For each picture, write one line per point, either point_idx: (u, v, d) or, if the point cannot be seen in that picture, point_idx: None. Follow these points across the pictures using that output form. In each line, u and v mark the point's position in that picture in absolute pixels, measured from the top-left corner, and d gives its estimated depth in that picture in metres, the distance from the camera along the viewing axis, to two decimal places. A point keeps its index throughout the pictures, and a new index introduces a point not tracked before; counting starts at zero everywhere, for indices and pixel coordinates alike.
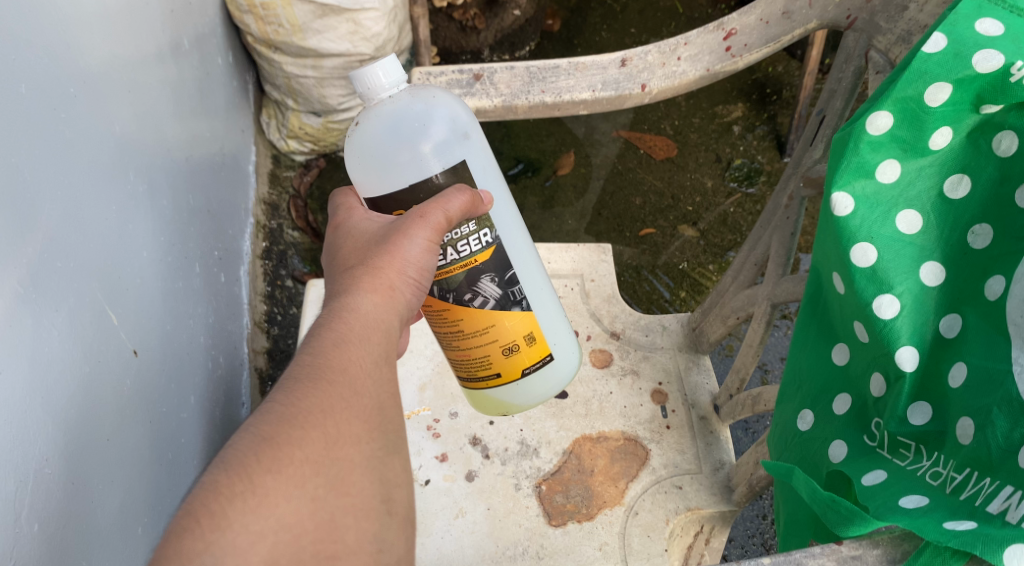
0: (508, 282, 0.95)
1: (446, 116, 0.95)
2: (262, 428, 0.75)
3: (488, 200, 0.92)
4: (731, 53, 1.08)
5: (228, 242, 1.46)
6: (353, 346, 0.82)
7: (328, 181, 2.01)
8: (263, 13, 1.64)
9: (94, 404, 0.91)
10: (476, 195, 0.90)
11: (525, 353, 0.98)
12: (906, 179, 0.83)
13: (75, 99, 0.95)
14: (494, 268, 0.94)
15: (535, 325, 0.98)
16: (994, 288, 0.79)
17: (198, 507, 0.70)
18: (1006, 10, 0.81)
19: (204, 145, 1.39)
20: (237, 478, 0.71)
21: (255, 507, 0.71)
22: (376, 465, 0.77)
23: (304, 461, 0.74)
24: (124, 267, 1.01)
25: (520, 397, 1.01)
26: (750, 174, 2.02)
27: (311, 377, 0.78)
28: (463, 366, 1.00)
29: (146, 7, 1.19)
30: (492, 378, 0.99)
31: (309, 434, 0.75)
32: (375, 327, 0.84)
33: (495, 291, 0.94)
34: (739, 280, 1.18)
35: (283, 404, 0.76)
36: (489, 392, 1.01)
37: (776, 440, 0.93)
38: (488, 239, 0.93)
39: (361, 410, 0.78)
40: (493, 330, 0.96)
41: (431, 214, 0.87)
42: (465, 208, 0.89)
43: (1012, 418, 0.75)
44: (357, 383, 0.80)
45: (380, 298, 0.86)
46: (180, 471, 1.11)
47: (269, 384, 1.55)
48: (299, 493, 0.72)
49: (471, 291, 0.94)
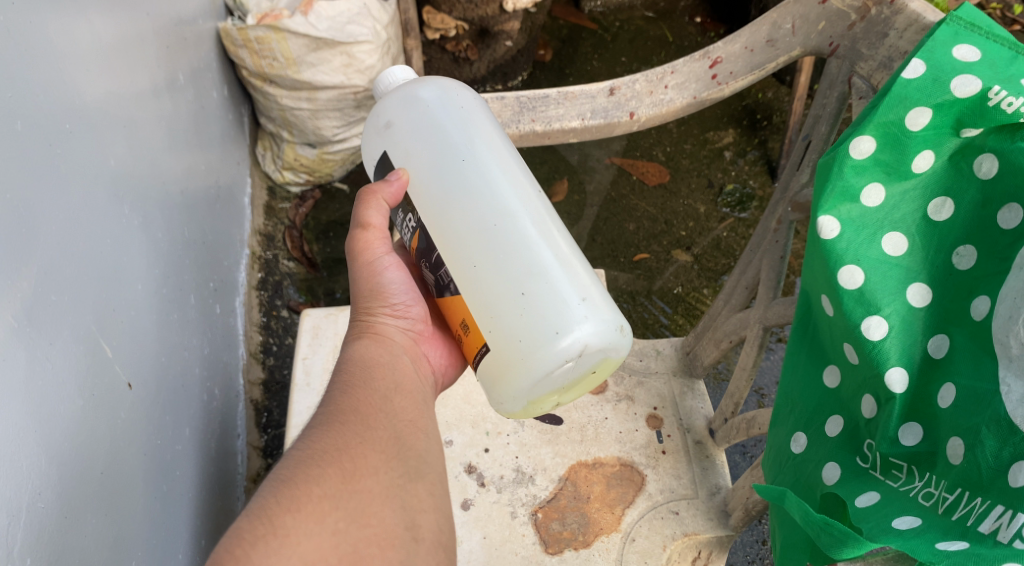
0: (432, 262, 0.96)
1: (437, 103, 0.97)
2: (283, 471, 0.78)
3: (397, 184, 0.96)
4: (717, 81, 1.10)
5: (223, 273, 1.46)
6: (360, 388, 0.88)
7: (324, 212, 2.01)
8: (258, 47, 1.65)
9: (89, 437, 0.91)
10: (379, 191, 0.96)
11: (469, 340, 0.94)
12: (890, 202, 0.84)
13: (70, 134, 0.96)
14: (422, 253, 0.97)
15: (463, 310, 0.93)
16: (980, 308, 0.79)
17: (223, 553, 0.71)
18: (982, 36, 0.83)
19: (199, 178, 1.40)
20: (258, 522, 0.73)
21: (277, 548, 0.72)
22: (396, 493, 0.80)
23: (323, 497, 0.76)
24: (119, 298, 1.02)
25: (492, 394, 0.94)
26: (742, 200, 2.03)
27: (326, 421, 0.84)
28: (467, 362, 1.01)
29: (141, 43, 1.21)
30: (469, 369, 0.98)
31: (326, 471, 0.78)
32: (374, 364, 0.92)
33: (431, 276, 0.97)
34: (731, 304, 1.19)
35: (301, 449, 0.80)
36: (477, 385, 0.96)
37: (771, 463, 0.93)
38: (413, 224, 0.97)
39: (377, 442, 0.83)
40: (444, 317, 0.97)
41: (357, 237, 0.99)
42: (378, 209, 0.97)
43: (1000, 437, 0.75)
44: (369, 418, 0.85)
45: (369, 340, 0.96)
46: (175, 505, 1.10)
47: (264, 416, 1.55)
48: (320, 529, 0.74)
49: (422, 279, 0.99)
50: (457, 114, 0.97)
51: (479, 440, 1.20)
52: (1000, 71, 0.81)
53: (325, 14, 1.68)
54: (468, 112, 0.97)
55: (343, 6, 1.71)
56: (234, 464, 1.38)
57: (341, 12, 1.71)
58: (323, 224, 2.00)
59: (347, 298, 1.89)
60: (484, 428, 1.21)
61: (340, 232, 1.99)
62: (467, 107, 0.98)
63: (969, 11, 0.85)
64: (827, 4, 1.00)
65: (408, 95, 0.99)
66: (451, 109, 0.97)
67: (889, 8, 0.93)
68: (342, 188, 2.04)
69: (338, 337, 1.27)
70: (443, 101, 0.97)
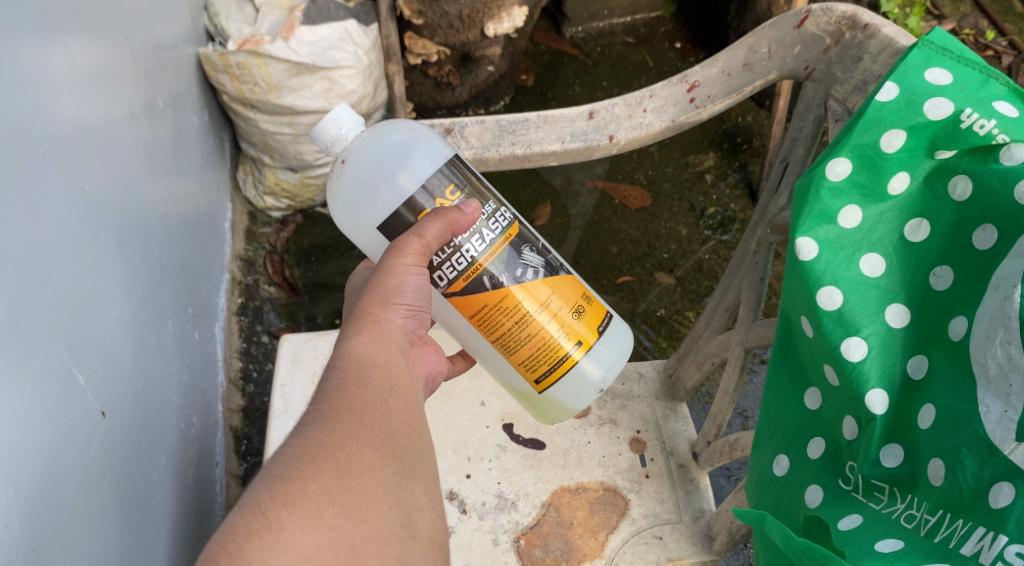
0: (544, 251, 0.96)
1: (402, 138, 0.95)
2: (275, 468, 0.76)
3: (471, 214, 0.91)
4: (695, 104, 1.10)
5: (202, 298, 1.45)
6: (355, 387, 0.84)
7: (305, 236, 2.01)
8: (239, 73, 1.65)
9: (59, 469, 0.90)
10: (452, 214, 0.90)
11: (591, 312, 0.98)
12: (867, 223, 0.84)
13: (43, 159, 0.96)
14: (526, 238, 0.96)
15: (583, 285, 0.99)
16: (957, 328, 0.79)
17: (216, 549, 0.70)
18: (953, 60, 0.84)
19: (178, 204, 1.39)
20: (253, 517, 0.72)
21: (271, 544, 0.71)
22: (393, 490, 0.78)
23: (318, 492, 0.75)
24: (93, 325, 1.00)
25: (585, 385, 1.00)
26: (724, 222, 2.04)
27: (319, 419, 0.81)
28: (541, 358, 0.96)
29: (119, 68, 1.21)
30: (575, 351, 0.97)
31: (321, 466, 0.77)
32: (372, 363, 0.87)
33: (538, 258, 0.95)
34: (712, 325, 1.19)
35: (294, 446, 0.78)
36: (572, 376, 0.98)
37: (753, 486, 0.92)
38: (510, 215, 0.96)
39: (372, 440, 0.80)
40: (555, 298, 0.96)
41: (405, 244, 0.88)
42: (444, 230, 0.90)
43: (980, 458, 0.75)
44: (365, 416, 0.82)
45: (369, 336, 0.89)
46: (149, 537, 1.08)
47: (243, 444, 1.54)
48: (316, 524, 0.73)
49: (519, 266, 0.94)
50: (425, 142, 0.96)
51: (461, 466, 1.18)
52: (971, 94, 0.82)
53: (306, 40, 1.69)
54: (435, 138, 0.97)
55: (324, 31, 1.73)
56: (212, 491, 1.36)
57: (323, 37, 1.72)
58: (305, 248, 1.99)
59: (328, 324, 1.88)
60: (467, 454, 1.20)
61: (322, 257, 1.99)
62: (430, 135, 0.97)
63: (940, 35, 0.86)
64: (802, 27, 1.00)
65: (369, 138, 0.97)
66: (425, 141, 0.96)
67: (862, 32, 0.94)
68: (325, 213, 2.04)
69: (317, 362, 1.26)
70: (410, 136, 0.96)
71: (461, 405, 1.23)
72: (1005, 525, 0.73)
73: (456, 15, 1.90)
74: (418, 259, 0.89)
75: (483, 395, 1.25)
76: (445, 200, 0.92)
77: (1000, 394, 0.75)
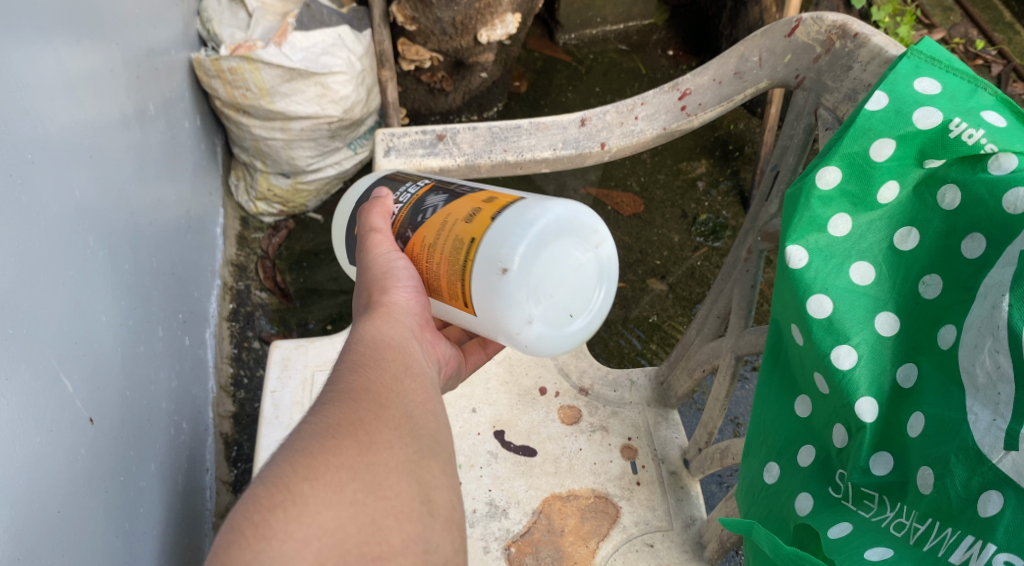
0: (452, 189, 0.94)
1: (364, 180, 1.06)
2: (298, 442, 0.76)
3: (387, 194, 0.97)
4: (686, 112, 1.11)
5: (193, 303, 1.45)
6: (371, 366, 0.83)
7: (297, 241, 1.99)
8: (231, 78, 1.65)
9: (44, 476, 0.89)
10: (378, 201, 0.96)
11: (487, 210, 0.89)
12: (857, 232, 0.84)
13: (32, 164, 0.95)
14: (435, 189, 0.95)
15: (489, 193, 0.91)
16: (946, 337, 0.80)
17: (240, 520, 0.70)
18: (941, 70, 0.85)
19: (169, 209, 1.38)
20: (276, 489, 0.72)
21: (296, 516, 0.71)
22: (412, 468, 0.77)
23: (340, 468, 0.74)
24: (82, 331, 1.00)
25: (499, 285, 0.87)
26: (716, 229, 2.05)
27: (337, 398, 0.80)
28: (455, 276, 0.89)
29: (109, 74, 1.20)
30: (473, 253, 0.88)
31: (343, 442, 0.76)
32: (386, 345, 0.85)
33: (439, 198, 0.93)
34: (703, 332, 1.19)
35: (316, 422, 0.78)
36: (486, 280, 0.87)
37: (743, 494, 0.92)
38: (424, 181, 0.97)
39: (391, 420, 0.79)
40: (451, 213, 0.91)
41: (364, 238, 0.93)
42: (384, 214, 0.95)
43: (969, 466, 0.75)
44: (383, 397, 0.81)
45: (382, 320, 0.87)
46: (137, 545, 1.07)
47: (234, 450, 1.53)
48: (338, 498, 0.73)
49: (422, 212, 0.93)
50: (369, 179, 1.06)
51: None
52: (960, 103, 0.82)
53: (299, 45, 1.69)
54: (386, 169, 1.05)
55: (317, 37, 1.73)
56: (203, 496, 1.36)
57: (315, 43, 1.72)
58: (297, 253, 1.98)
59: (320, 328, 1.88)
60: (458, 461, 1.19)
61: (314, 262, 1.97)
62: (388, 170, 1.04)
63: (928, 45, 0.86)
64: (793, 37, 1.01)
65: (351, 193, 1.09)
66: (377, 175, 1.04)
67: (853, 41, 0.95)
68: (317, 219, 2.03)
69: (308, 369, 1.25)
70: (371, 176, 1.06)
71: (453, 412, 1.23)
72: (994, 534, 0.73)
73: (449, 22, 1.87)
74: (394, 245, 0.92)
75: (474, 402, 1.24)
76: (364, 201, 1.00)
77: (989, 402, 0.76)
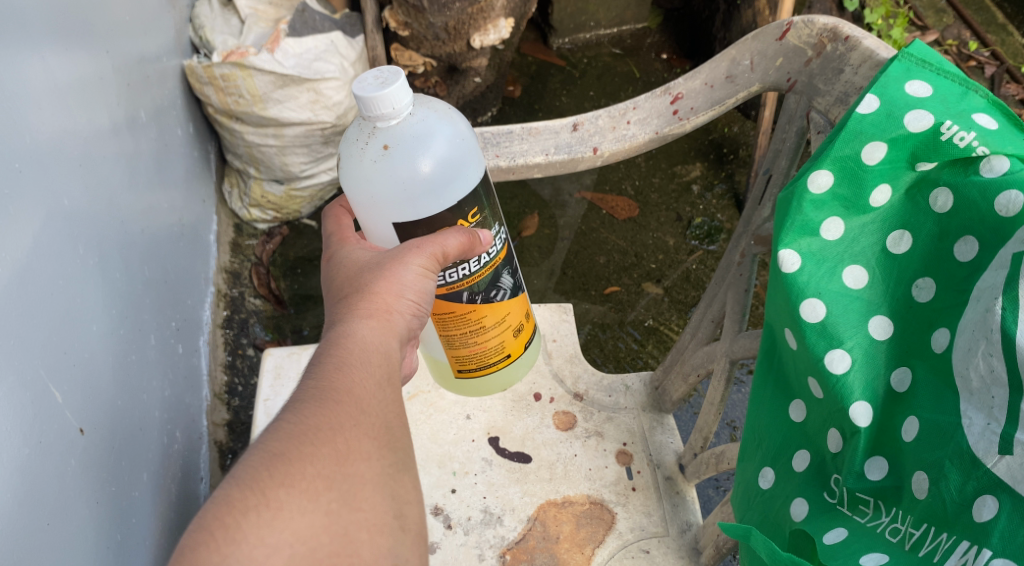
0: (515, 273, 0.99)
1: (436, 131, 0.91)
2: (272, 445, 0.75)
3: (484, 242, 0.91)
4: (678, 116, 1.10)
5: (186, 311, 1.44)
6: (354, 369, 0.82)
7: (292, 248, 1.99)
8: (224, 84, 1.64)
9: (34, 487, 0.88)
10: (472, 236, 0.90)
11: (526, 330, 1.03)
12: (850, 236, 0.84)
13: (19, 173, 0.94)
14: (510, 263, 0.97)
15: (525, 303, 1.03)
16: (940, 340, 0.79)
17: (211, 520, 0.70)
18: (932, 72, 0.84)
19: (161, 216, 1.38)
20: (250, 492, 0.72)
21: (269, 521, 0.71)
22: (387, 481, 0.77)
23: (316, 476, 0.74)
24: (72, 340, 0.99)
25: (497, 382, 1.06)
26: (710, 232, 2.04)
27: (317, 397, 0.79)
28: (473, 359, 1.00)
29: (100, 82, 1.19)
30: (503, 360, 1.02)
31: (320, 449, 0.75)
32: (375, 352, 0.85)
33: (510, 282, 0.98)
34: (698, 337, 1.19)
35: (292, 422, 0.77)
36: (491, 376, 1.03)
37: (738, 499, 0.92)
38: (504, 238, 0.96)
39: (370, 428, 0.79)
40: (510, 317, 0.99)
41: (425, 246, 0.87)
42: (462, 247, 0.89)
43: (964, 471, 0.75)
44: (362, 402, 0.80)
45: (377, 323, 0.87)
46: (129, 556, 1.06)
47: (229, 458, 1.52)
48: (312, 507, 0.73)
49: (495, 288, 0.96)
50: (442, 120, 0.93)
51: (446, 480, 1.18)
52: (951, 106, 0.82)
53: (291, 52, 1.69)
54: (459, 132, 0.94)
55: (310, 43, 1.73)
56: (197, 505, 1.35)
57: (307, 49, 1.72)
58: (291, 260, 1.97)
59: (314, 335, 1.86)
60: (452, 468, 1.19)
61: (309, 269, 1.97)
62: (458, 126, 0.94)
63: (920, 48, 0.86)
64: (784, 39, 1.01)
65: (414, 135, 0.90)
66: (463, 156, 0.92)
67: (844, 45, 0.95)
68: (311, 225, 2.02)
69: (301, 376, 1.25)
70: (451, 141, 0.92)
71: (447, 419, 1.23)
72: (990, 539, 0.73)
73: (441, 28, 1.87)
74: (434, 259, 0.87)
75: (468, 408, 1.24)
76: (467, 222, 0.91)
77: (983, 406, 0.75)
